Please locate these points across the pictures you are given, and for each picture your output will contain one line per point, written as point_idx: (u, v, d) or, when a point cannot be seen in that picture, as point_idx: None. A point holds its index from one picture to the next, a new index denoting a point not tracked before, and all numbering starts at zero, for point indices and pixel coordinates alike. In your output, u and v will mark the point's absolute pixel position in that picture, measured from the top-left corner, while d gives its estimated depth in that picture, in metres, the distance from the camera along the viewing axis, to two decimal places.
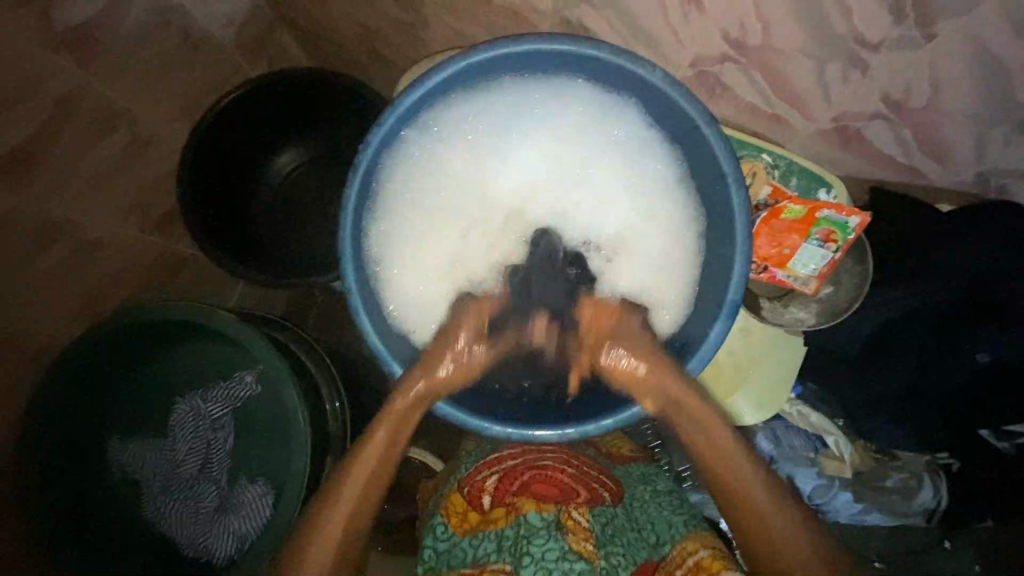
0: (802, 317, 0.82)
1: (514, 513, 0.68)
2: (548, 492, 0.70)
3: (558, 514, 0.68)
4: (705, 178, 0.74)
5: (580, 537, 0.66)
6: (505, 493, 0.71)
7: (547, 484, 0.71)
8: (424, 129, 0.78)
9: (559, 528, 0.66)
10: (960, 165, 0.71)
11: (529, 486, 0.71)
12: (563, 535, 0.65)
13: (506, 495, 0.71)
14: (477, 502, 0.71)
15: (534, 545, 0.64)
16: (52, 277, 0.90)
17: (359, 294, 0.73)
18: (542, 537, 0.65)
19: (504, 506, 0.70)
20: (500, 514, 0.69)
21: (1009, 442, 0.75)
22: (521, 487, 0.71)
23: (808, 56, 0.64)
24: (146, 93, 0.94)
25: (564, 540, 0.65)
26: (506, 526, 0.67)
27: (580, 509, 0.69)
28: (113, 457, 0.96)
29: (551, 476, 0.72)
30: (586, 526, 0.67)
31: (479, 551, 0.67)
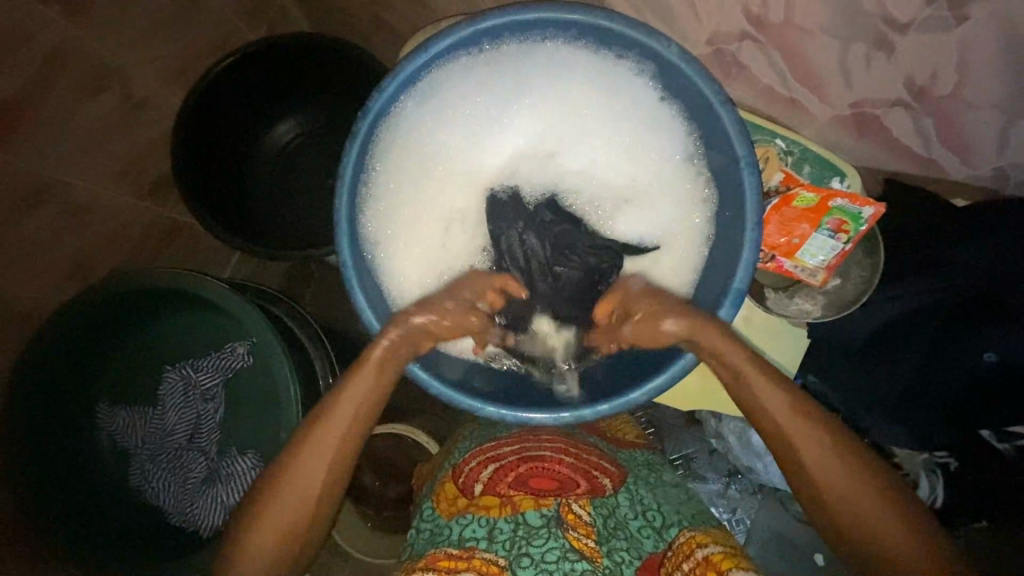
0: (808, 309, 0.79)
1: (512, 510, 0.68)
2: (545, 487, 0.70)
3: (558, 509, 0.68)
4: (714, 161, 0.70)
5: (580, 533, 0.66)
6: (500, 487, 0.69)
7: (544, 478, 0.70)
8: (424, 101, 0.73)
9: (560, 526, 0.66)
10: (978, 159, 0.68)
11: (526, 480, 0.70)
12: (564, 533, 0.66)
13: (500, 488, 0.70)
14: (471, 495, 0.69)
15: (534, 547, 0.64)
16: (43, 236, 0.87)
17: (354, 270, 0.69)
18: (542, 537, 0.65)
19: (497, 498, 0.69)
20: (493, 504, 0.68)
21: (1008, 443, 0.73)
22: (519, 480, 0.70)
23: (832, 37, 0.61)
24: (140, 51, 0.91)
25: (563, 538, 0.65)
26: (502, 520, 0.67)
27: (580, 502, 0.69)
28: (103, 424, 0.95)
29: (549, 470, 0.71)
30: (587, 520, 0.67)
31: (467, 532, 0.66)
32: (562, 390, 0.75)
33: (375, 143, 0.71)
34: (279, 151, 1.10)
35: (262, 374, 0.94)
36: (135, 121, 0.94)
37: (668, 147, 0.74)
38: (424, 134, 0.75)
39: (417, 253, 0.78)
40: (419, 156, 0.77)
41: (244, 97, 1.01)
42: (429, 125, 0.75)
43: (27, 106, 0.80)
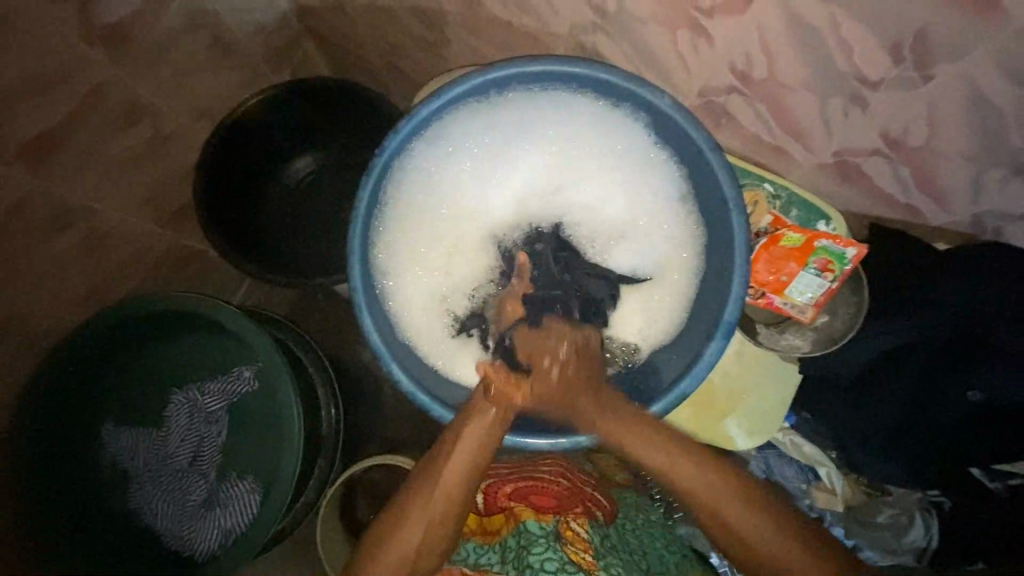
0: (797, 344, 0.82)
1: (514, 520, 0.78)
2: (546, 502, 0.79)
3: (557, 524, 0.76)
4: (706, 202, 0.74)
5: (578, 547, 0.73)
6: (502, 500, 0.80)
7: (545, 495, 0.80)
8: (436, 142, 0.77)
9: (559, 539, 0.73)
10: (956, 206, 0.71)
11: (526, 496, 0.80)
12: (562, 546, 0.73)
13: (503, 501, 0.81)
14: (481, 509, 0.81)
15: (534, 554, 0.71)
16: (63, 259, 0.92)
17: (363, 295, 0.72)
18: (541, 544, 0.73)
19: (504, 513, 0.79)
20: (501, 520, 0.79)
21: (1000, 484, 0.76)
22: (521, 496, 0.80)
23: (810, 92, 0.66)
24: (171, 90, 0.97)
25: (562, 550, 0.72)
26: (510, 535, 0.76)
27: (578, 520, 0.76)
28: (107, 446, 0.96)
29: (548, 489, 0.80)
30: (585, 535, 0.75)
31: (481, 558, 0.75)
32: None
33: (389, 180, 0.76)
34: (295, 184, 1.16)
35: (267, 398, 0.96)
36: (161, 154, 1.00)
37: (664, 190, 0.77)
38: (435, 174, 0.79)
39: (423, 287, 0.81)
40: (430, 193, 0.80)
41: (266, 135, 1.08)
42: (440, 164, 0.79)
43: (60, 138, 0.85)
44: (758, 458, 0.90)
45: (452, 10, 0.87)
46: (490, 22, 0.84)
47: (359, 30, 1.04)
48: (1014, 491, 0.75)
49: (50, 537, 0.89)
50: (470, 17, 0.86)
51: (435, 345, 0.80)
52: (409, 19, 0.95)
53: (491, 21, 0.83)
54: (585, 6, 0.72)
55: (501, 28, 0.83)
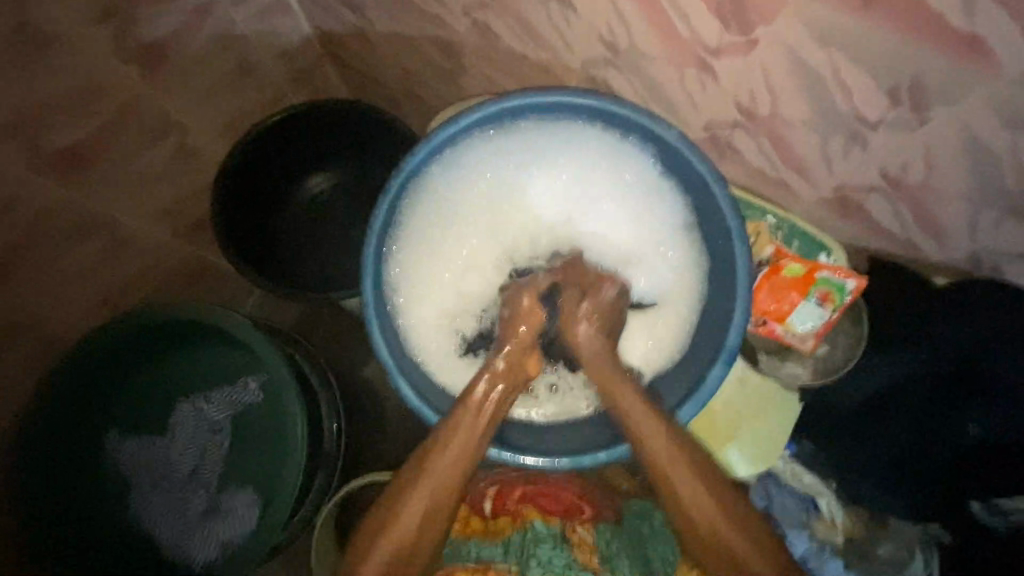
0: (798, 374, 0.85)
1: (521, 521, 0.84)
2: (552, 507, 0.86)
3: (564, 527, 0.84)
4: (710, 231, 0.76)
5: (584, 550, 0.81)
6: (510, 503, 0.86)
7: (551, 499, 0.87)
8: (449, 166, 0.80)
9: (565, 541, 0.82)
10: (952, 244, 0.73)
11: (534, 500, 0.86)
12: (568, 546, 0.81)
13: (510, 504, 0.86)
14: (488, 512, 0.86)
15: (540, 550, 0.80)
16: (83, 267, 0.94)
17: (374, 311, 0.74)
18: (550, 544, 0.81)
19: (510, 516, 0.85)
20: (506, 522, 0.85)
21: (1000, 518, 0.75)
22: (527, 499, 0.86)
23: (812, 130, 0.68)
24: (196, 108, 1.01)
25: (568, 550, 0.81)
26: (514, 533, 0.83)
27: (584, 526, 0.84)
28: (110, 453, 0.96)
29: (554, 493, 0.87)
30: (590, 540, 0.83)
31: (485, 552, 0.81)
32: (564, 438, 0.78)
33: (402, 201, 0.78)
34: (310, 200, 1.19)
35: (271, 410, 0.97)
36: (183, 168, 1.03)
37: (669, 218, 0.80)
38: (448, 196, 0.81)
39: (432, 306, 0.82)
40: (442, 214, 0.82)
41: (283, 152, 1.11)
42: (453, 187, 0.81)
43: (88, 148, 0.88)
44: (757, 484, 0.90)
45: (471, 42, 0.91)
46: (505, 53, 0.88)
47: (380, 57, 1.08)
48: (1015, 530, 0.74)
49: (48, 549, 0.88)
50: (487, 49, 0.89)
51: (442, 363, 0.81)
52: (428, 49, 0.99)
53: (507, 53, 0.87)
54: (597, 42, 0.76)
55: (516, 60, 0.87)
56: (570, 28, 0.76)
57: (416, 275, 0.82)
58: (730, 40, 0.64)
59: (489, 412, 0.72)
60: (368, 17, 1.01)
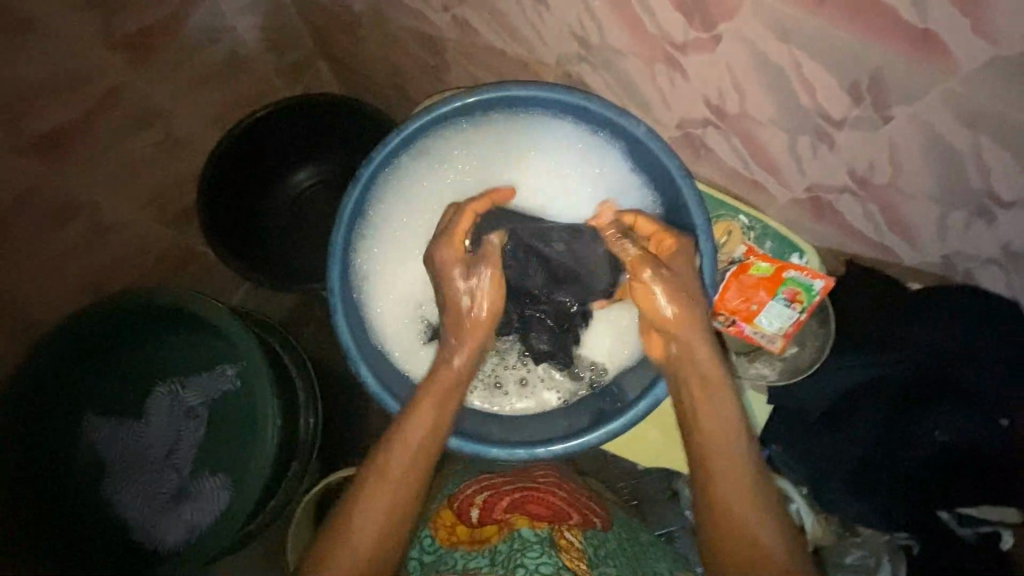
0: (765, 374, 0.83)
1: (507, 530, 0.80)
2: (542, 512, 0.84)
3: (552, 531, 0.79)
4: (677, 229, 0.76)
5: (573, 556, 0.75)
6: (497, 512, 0.84)
7: (541, 504, 0.86)
8: (423, 157, 0.80)
9: (553, 546, 0.75)
10: (924, 246, 0.73)
11: (522, 508, 0.84)
12: (557, 552, 0.74)
13: (497, 513, 0.84)
14: (473, 521, 0.83)
15: (528, 557, 0.73)
16: (66, 249, 0.96)
17: (339, 297, 0.75)
18: (536, 550, 0.74)
19: (497, 524, 0.82)
20: (492, 532, 0.81)
21: (968, 528, 0.74)
22: (516, 508, 0.85)
23: (780, 128, 0.68)
24: (186, 98, 1.03)
25: (558, 556, 0.73)
26: (500, 541, 0.78)
27: (572, 530, 0.81)
28: (86, 434, 0.98)
29: (545, 498, 0.86)
30: (579, 545, 0.77)
31: (470, 562, 0.76)
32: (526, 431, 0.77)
33: (374, 189, 0.78)
34: (296, 195, 1.21)
35: (246, 397, 0.98)
36: (171, 157, 1.05)
37: (638, 215, 0.80)
38: (421, 187, 0.82)
39: (401, 296, 0.83)
40: (414, 205, 0.83)
41: (270, 144, 1.13)
42: (426, 178, 0.82)
43: (74, 132, 0.90)
44: None
45: (451, 38, 0.92)
46: (485, 50, 0.89)
47: (368, 53, 1.10)
48: (982, 536, 0.74)
49: (39, 530, 0.90)
50: (467, 44, 0.90)
51: (408, 354, 0.82)
52: (413, 45, 1.00)
53: (487, 50, 0.88)
54: (571, 38, 0.76)
55: (495, 56, 0.88)
56: (544, 24, 0.77)
57: (387, 265, 0.83)
58: (696, 36, 0.64)
59: (444, 393, 0.69)
60: (355, 12, 1.03)
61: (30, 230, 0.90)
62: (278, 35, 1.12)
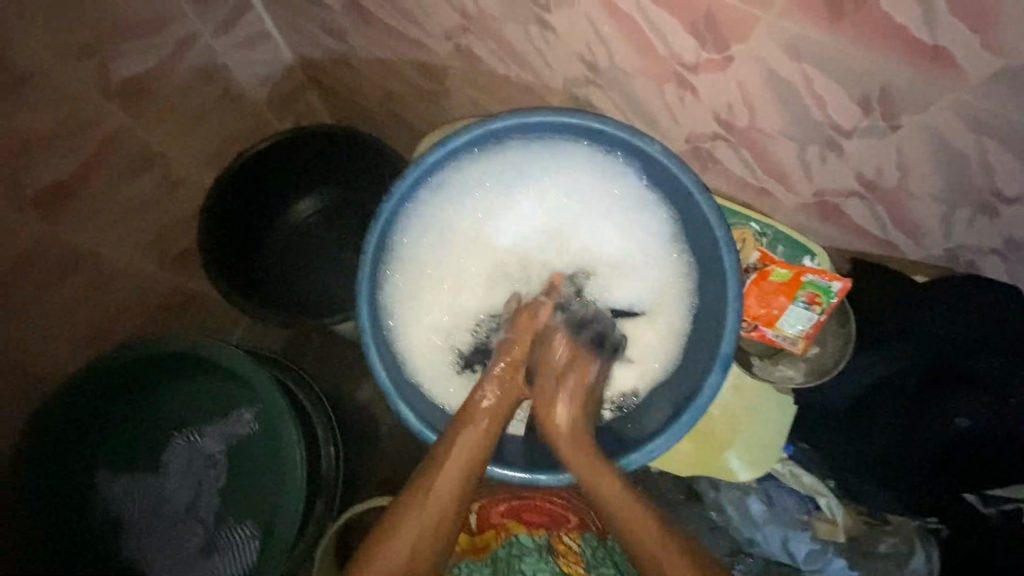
0: (791, 375, 0.86)
1: (505, 534, 0.87)
2: (537, 517, 0.89)
3: (549, 538, 0.87)
4: (697, 242, 0.77)
5: (569, 560, 0.84)
6: (495, 517, 0.89)
7: (538, 511, 0.90)
8: (440, 188, 0.81)
9: (550, 553, 0.84)
10: (929, 241, 0.76)
11: (518, 513, 0.89)
12: (553, 558, 0.84)
13: (495, 517, 0.90)
14: (474, 528, 0.90)
15: (526, 563, 0.83)
16: (68, 303, 0.92)
17: (371, 335, 0.74)
18: (534, 556, 0.84)
19: (494, 529, 0.89)
20: (492, 536, 0.88)
21: (995, 508, 0.77)
22: (512, 512, 0.90)
23: (790, 140, 0.71)
24: (181, 139, 1.01)
25: (553, 562, 0.83)
26: (499, 546, 0.86)
27: (569, 535, 0.87)
28: (101, 493, 0.94)
29: (541, 505, 0.90)
30: (575, 548, 0.85)
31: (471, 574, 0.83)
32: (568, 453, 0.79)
33: (396, 224, 0.79)
34: (297, 227, 1.19)
35: (266, 440, 0.95)
36: (169, 200, 1.02)
37: (656, 231, 0.81)
38: (439, 218, 0.82)
39: (427, 327, 0.83)
40: (436, 238, 0.83)
41: (272, 178, 1.12)
42: (445, 210, 0.83)
43: (73, 185, 0.87)
44: (758, 489, 0.92)
45: (453, 65, 0.92)
46: (487, 75, 0.90)
47: (362, 81, 1.10)
48: (1009, 516, 0.76)
49: None
50: (469, 70, 0.91)
51: (443, 384, 0.82)
52: (410, 72, 1.00)
53: (490, 74, 0.89)
54: (578, 61, 0.78)
55: (499, 81, 0.89)
56: (551, 49, 0.78)
57: (411, 296, 0.83)
58: (706, 58, 0.66)
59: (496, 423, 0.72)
60: (349, 42, 1.02)
61: (33, 287, 0.87)
62: (267, 68, 1.10)
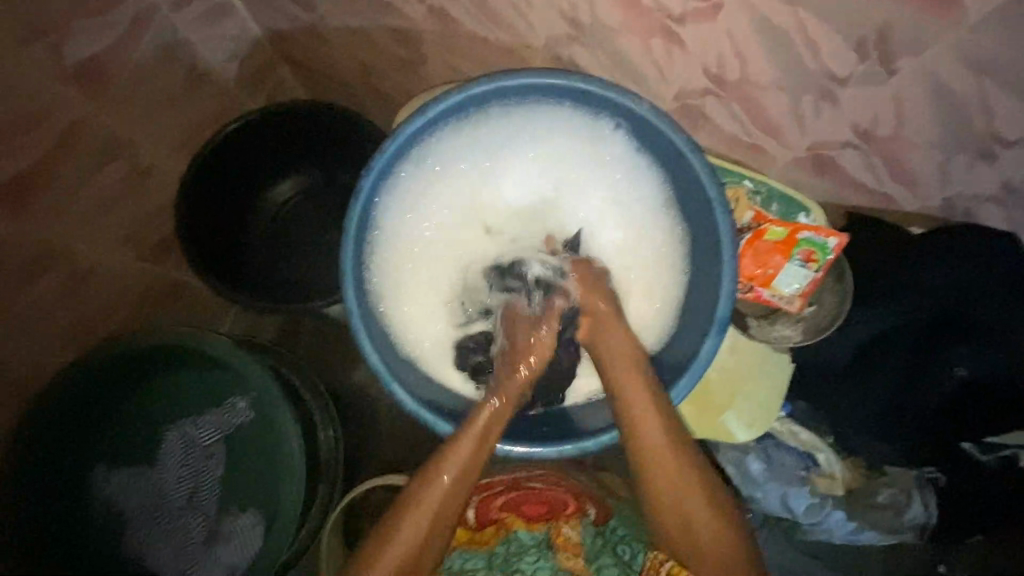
0: (789, 335, 0.85)
1: (506, 530, 0.87)
2: (537, 511, 0.89)
3: (548, 532, 0.86)
4: (689, 204, 0.75)
5: (567, 552, 0.84)
6: (494, 512, 0.89)
7: (536, 503, 0.89)
8: (421, 160, 0.78)
9: (549, 547, 0.84)
10: (925, 191, 0.74)
11: (517, 508, 0.89)
12: (552, 554, 0.83)
13: (494, 513, 0.89)
14: (472, 523, 0.88)
15: (524, 560, 0.82)
16: (47, 301, 0.90)
17: (359, 318, 0.72)
18: (533, 554, 0.83)
19: (494, 525, 0.88)
20: (492, 533, 0.87)
21: (991, 455, 0.80)
22: (511, 508, 0.89)
23: (783, 91, 0.68)
24: (148, 123, 0.96)
25: (552, 558, 0.82)
26: (499, 541, 0.86)
27: (570, 525, 0.87)
28: (100, 488, 0.93)
29: (540, 495, 0.89)
30: (575, 538, 0.85)
31: (468, 563, 0.83)
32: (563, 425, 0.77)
33: (377, 200, 0.76)
34: (278, 209, 1.15)
35: (263, 427, 0.94)
36: (141, 188, 0.98)
37: (647, 194, 0.79)
38: (422, 193, 0.80)
39: (416, 305, 0.82)
40: (421, 212, 0.81)
41: (247, 161, 1.07)
42: (428, 184, 0.80)
43: (39, 176, 0.83)
44: (757, 448, 0.92)
45: (428, 29, 0.88)
46: (464, 38, 0.85)
47: (335, 53, 1.04)
48: (1004, 461, 0.80)
49: None
50: (445, 34, 0.87)
51: (437, 358, 0.81)
52: (384, 39, 0.95)
53: (468, 37, 0.85)
54: (559, 18, 0.74)
55: (477, 45, 0.85)
56: (530, 7, 0.74)
57: (399, 275, 0.81)
58: (694, 7, 0.63)
59: (485, 435, 0.70)
60: (318, 11, 0.97)
61: (7, 288, 0.84)
62: (233, 43, 1.05)
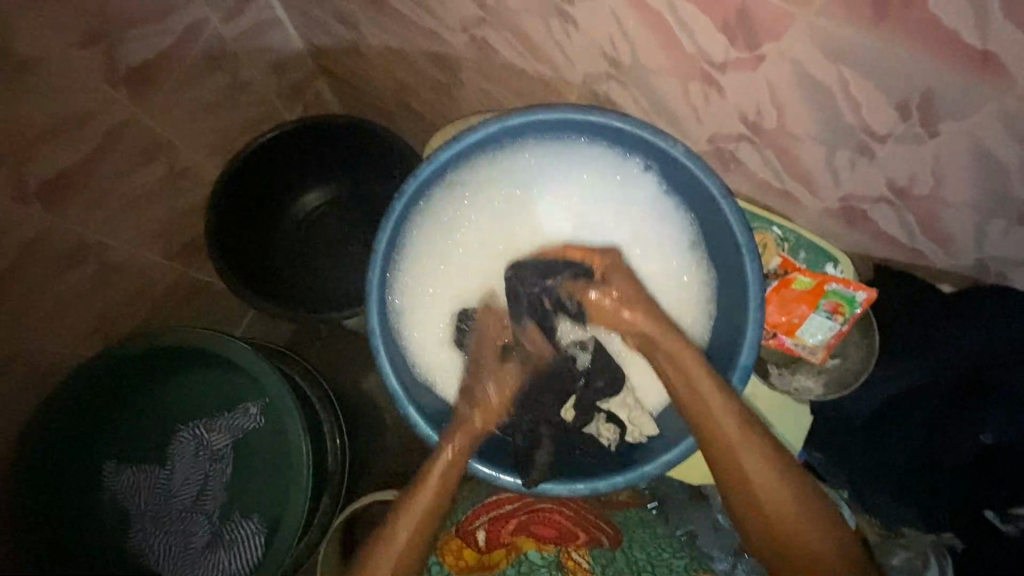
0: (810, 386, 0.83)
1: (516, 552, 0.83)
2: (546, 532, 0.85)
3: (559, 553, 0.82)
4: (718, 249, 0.75)
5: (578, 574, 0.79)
6: (505, 536, 0.85)
7: (547, 524, 0.86)
8: (451, 186, 0.79)
9: (560, 568, 0.80)
10: (959, 251, 0.73)
11: (529, 529, 0.85)
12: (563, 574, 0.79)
13: (505, 537, 0.85)
14: (481, 546, 0.83)
15: None
16: (77, 293, 0.92)
17: (381, 340, 0.73)
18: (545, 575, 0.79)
19: (505, 548, 0.84)
20: (501, 555, 0.83)
21: (1012, 524, 0.74)
22: (522, 529, 0.85)
23: (819, 143, 0.68)
24: (189, 127, 0.99)
25: None
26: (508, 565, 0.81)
27: (580, 551, 0.82)
28: (109, 483, 0.95)
29: (550, 518, 0.86)
30: (585, 565, 0.80)
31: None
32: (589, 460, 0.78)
33: (407, 224, 0.78)
34: (305, 218, 1.16)
35: (273, 435, 0.94)
36: (175, 191, 1.00)
37: (673, 235, 0.79)
38: (449, 219, 0.81)
39: (434, 329, 0.82)
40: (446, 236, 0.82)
41: (280, 170, 1.09)
42: (456, 209, 0.81)
43: (81, 174, 0.86)
44: None
45: (467, 56, 0.89)
46: (503, 68, 0.87)
47: (373, 70, 1.06)
48: None
49: None
50: (485, 63, 0.88)
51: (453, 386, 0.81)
52: (421, 62, 0.97)
53: (507, 67, 0.86)
54: (599, 56, 0.75)
55: (515, 74, 0.86)
56: (571, 43, 0.75)
57: (419, 299, 0.82)
58: (736, 56, 0.63)
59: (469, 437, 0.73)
60: (361, 30, 0.99)
61: (38, 279, 0.86)
62: (275, 54, 1.07)
